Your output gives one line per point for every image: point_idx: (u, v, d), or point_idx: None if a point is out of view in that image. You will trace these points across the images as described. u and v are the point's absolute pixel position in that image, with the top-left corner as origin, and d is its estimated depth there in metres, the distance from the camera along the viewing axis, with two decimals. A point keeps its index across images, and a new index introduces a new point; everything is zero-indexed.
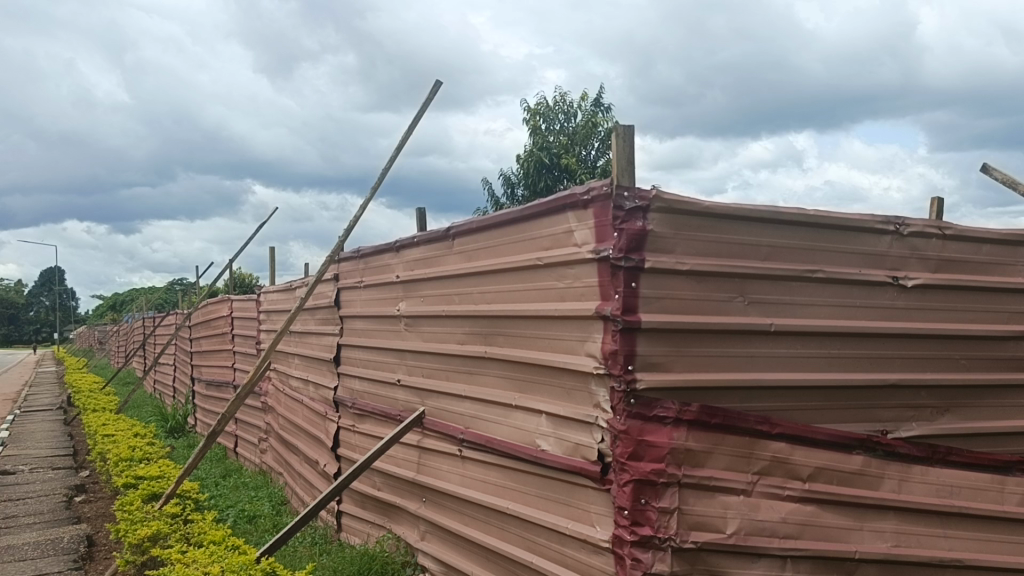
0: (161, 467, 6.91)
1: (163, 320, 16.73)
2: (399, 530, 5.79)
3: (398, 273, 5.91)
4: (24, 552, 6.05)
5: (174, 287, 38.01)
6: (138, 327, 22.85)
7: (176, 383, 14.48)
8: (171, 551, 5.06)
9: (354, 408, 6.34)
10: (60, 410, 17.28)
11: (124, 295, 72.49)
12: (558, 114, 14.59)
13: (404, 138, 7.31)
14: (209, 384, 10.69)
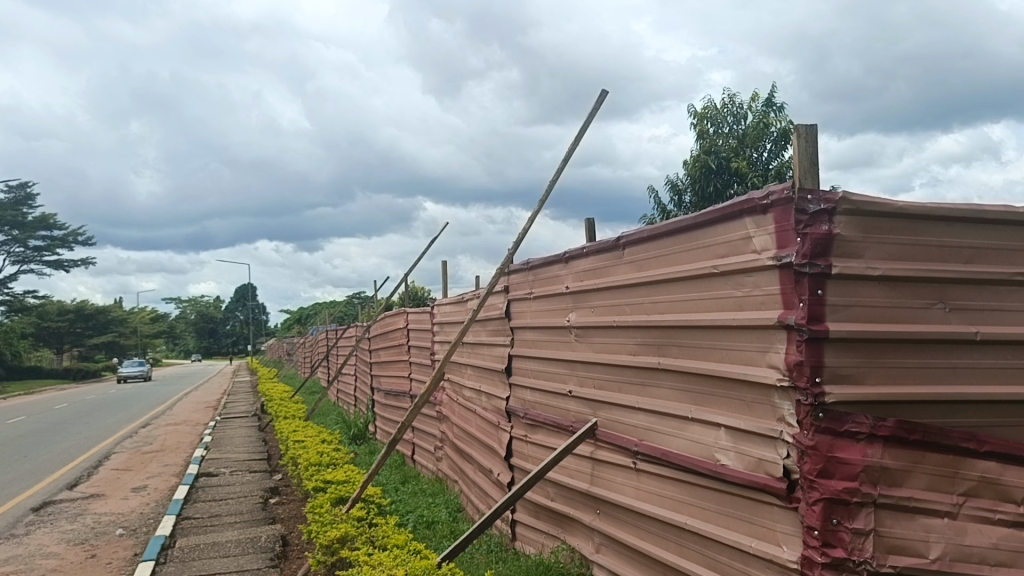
0: (347, 471, 7.28)
1: (344, 333, 17.66)
2: (574, 541, 5.77)
3: (568, 284, 5.92)
4: (227, 549, 6.54)
5: (354, 301, 40.08)
6: (323, 340, 24.25)
7: (357, 393, 15.25)
8: (359, 553, 5.30)
9: (527, 418, 6.40)
10: (255, 417, 18.64)
11: (308, 308, 77.40)
12: (726, 117, 14.20)
13: (571, 149, 7.31)
14: (388, 393, 11.16)
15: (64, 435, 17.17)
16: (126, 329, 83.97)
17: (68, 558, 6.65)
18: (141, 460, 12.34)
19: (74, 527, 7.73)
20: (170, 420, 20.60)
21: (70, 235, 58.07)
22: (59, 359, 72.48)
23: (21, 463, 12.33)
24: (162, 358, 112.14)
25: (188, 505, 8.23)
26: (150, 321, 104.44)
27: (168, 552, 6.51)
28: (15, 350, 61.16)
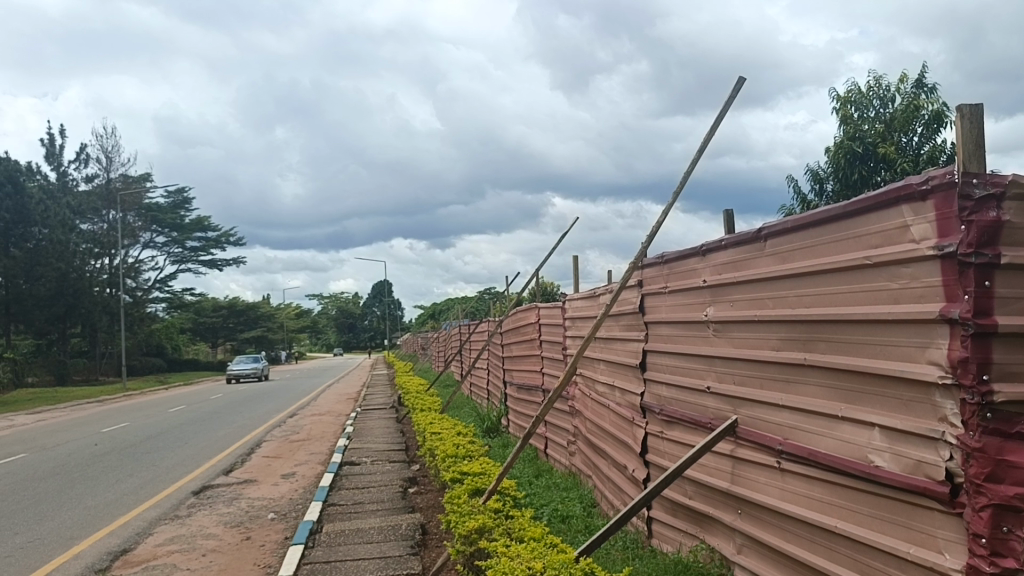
0: (483, 464, 7.40)
1: (478, 328, 17.99)
2: (713, 541, 5.64)
3: (706, 277, 5.78)
4: (371, 535, 6.79)
5: (486, 297, 40.72)
6: (456, 335, 24.82)
7: (490, 386, 15.52)
8: (497, 545, 5.37)
9: (663, 414, 6.31)
10: (393, 408, 19.28)
11: (443, 304, 79.47)
12: (872, 100, 13.52)
13: (707, 139, 7.13)
14: (521, 388, 11.28)
15: (220, 423, 18.34)
16: (274, 324, 88.71)
17: (226, 539, 7.10)
18: (289, 448, 13.00)
19: (230, 510, 8.23)
20: (316, 411, 21.63)
21: (222, 235, 61.81)
22: (212, 352, 77.98)
23: (183, 449, 13.24)
24: (304, 351, 117.99)
25: (333, 491, 8.60)
26: (297, 316, 110.14)
27: (316, 537, 6.81)
28: (175, 344, 65.88)
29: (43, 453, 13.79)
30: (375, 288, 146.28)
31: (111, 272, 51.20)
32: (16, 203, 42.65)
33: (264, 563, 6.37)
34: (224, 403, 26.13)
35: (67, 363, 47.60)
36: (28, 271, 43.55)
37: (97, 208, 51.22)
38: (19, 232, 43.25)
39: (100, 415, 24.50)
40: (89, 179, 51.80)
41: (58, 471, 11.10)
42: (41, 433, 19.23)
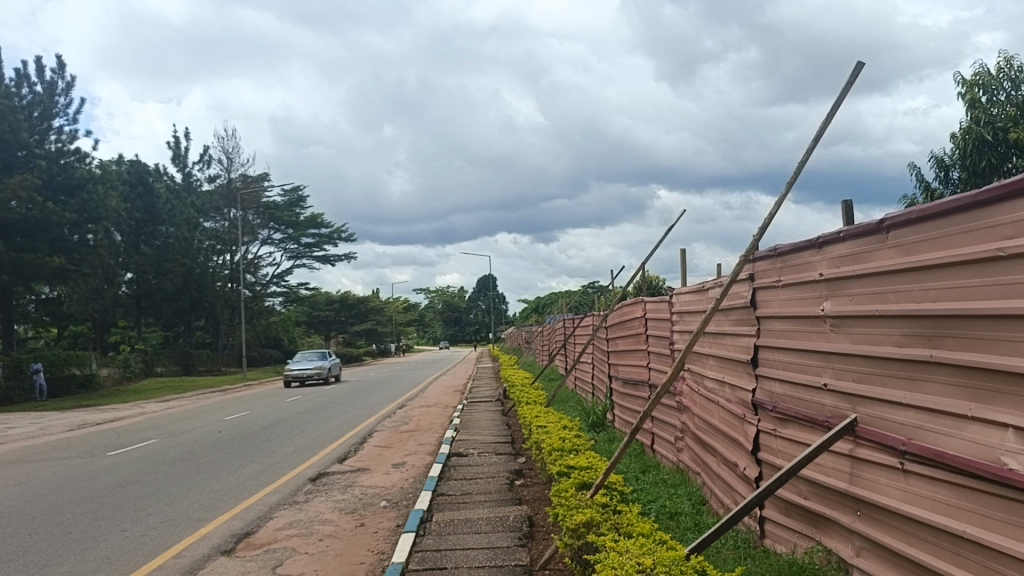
0: (589, 458, 7.40)
1: (582, 322, 17.93)
2: (830, 543, 5.46)
3: (822, 271, 5.60)
4: (479, 526, 6.90)
5: (590, 290, 40.60)
6: (561, 329, 24.85)
7: (595, 381, 15.46)
8: (605, 539, 5.36)
9: (776, 411, 6.16)
10: (499, 401, 19.50)
11: (548, 298, 79.62)
12: (1002, 82, 12.75)
13: (822, 127, 6.89)
14: (626, 382, 11.22)
15: (333, 414, 19.01)
16: (385, 317, 90.89)
17: (341, 525, 7.36)
18: (399, 438, 13.33)
19: (345, 497, 8.53)
20: (424, 402, 22.17)
21: (334, 232, 63.83)
22: (326, 345, 80.78)
23: (300, 438, 13.77)
24: (411, 344, 120.43)
25: (442, 481, 8.78)
26: (405, 310, 112.76)
27: (427, 526, 6.97)
28: (292, 337, 68.55)
29: (172, 439, 14.62)
30: (480, 283, 148.04)
31: (232, 267, 53.58)
32: (146, 202, 46.22)
33: (377, 549, 6.57)
34: (337, 394, 27.06)
35: (193, 354, 50.14)
36: (158, 267, 46.21)
37: (218, 206, 53.89)
38: (148, 231, 46.51)
39: (224, 404, 25.78)
40: (212, 180, 54.44)
41: (187, 456, 11.77)
42: (171, 419, 20.37)
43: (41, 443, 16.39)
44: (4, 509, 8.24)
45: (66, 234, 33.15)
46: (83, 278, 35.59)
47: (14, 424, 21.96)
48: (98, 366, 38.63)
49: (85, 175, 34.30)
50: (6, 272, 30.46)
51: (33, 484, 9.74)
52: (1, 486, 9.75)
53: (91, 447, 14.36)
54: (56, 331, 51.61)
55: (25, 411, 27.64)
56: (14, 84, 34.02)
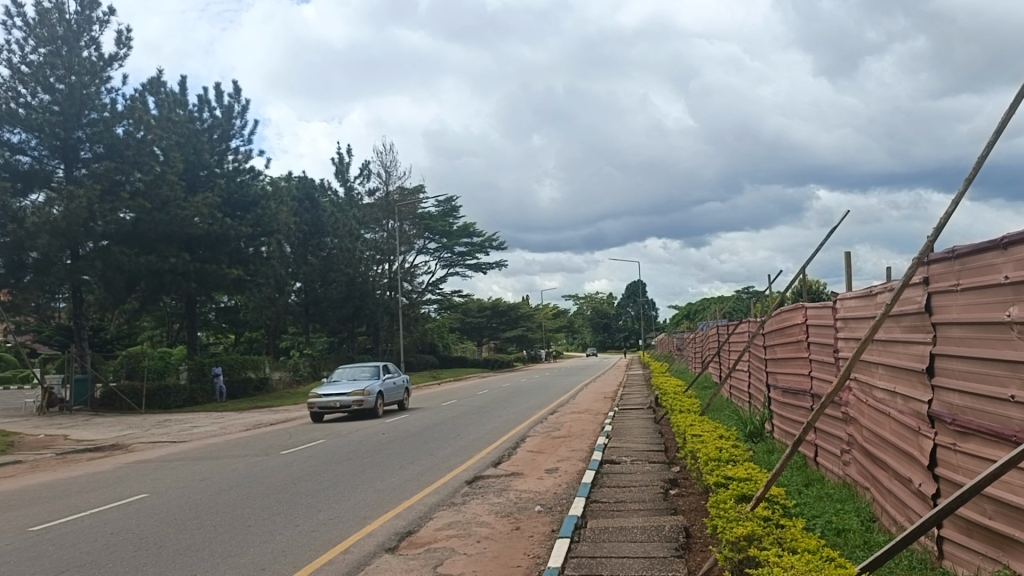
0: (748, 469, 7.17)
1: (738, 328, 17.42)
2: (1018, 568, 5.03)
3: (1006, 274, 5.17)
4: (635, 535, 6.84)
5: (744, 295, 39.49)
6: (715, 335, 24.27)
7: (752, 390, 15.00)
8: (768, 554, 5.18)
9: (954, 425, 5.75)
10: (651, 409, 19.30)
11: (700, 303, 77.94)
12: None
13: (1005, 118, 6.37)
14: (786, 392, 10.81)
15: (489, 418, 19.37)
16: (536, 323, 91.87)
17: (497, 527, 7.51)
18: (552, 444, 13.44)
19: (501, 500, 8.70)
20: (576, 408, 22.24)
21: (486, 240, 65.23)
22: (479, 350, 82.67)
23: (456, 441, 14.15)
24: (561, 350, 121.16)
25: (595, 488, 8.79)
26: (555, 316, 113.57)
27: (581, 532, 6.99)
28: (446, 342, 70.66)
29: (338, 439, 15.40)
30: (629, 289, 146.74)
31: (390, 276, 55.77)
32: (313, 216, 49.35)
33: (533, 553, 6.65)
34: (492, 399, 27.61)
35: (355, 359, 52.67)
36: (324, 276, 49.07)
37: (378, 218, 56.28)
38: (315, 242, 49.42)
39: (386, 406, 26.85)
40: (372, 193, 57.03)
41: (353, 455, 12.40)
42: (338, 421, 21.36)
43: (222, 441, 17.70)
44: (193, 502, 8.95)
45: (243, 246, 35.65)
46: (258, 286, 38.10)
47: (200, 423, 23.84)
48: (271, 369, 41.39)
49: (259, 193, 36.94)
50: (192, 282, 33.10)
51: (217, 479, 10.53)
52: (189, 480, 10.62)
53: (266, 446, 15.39)
54: (234, 336, 55.68)
55: (209, 411, 29.92)
56: (198, 110, 37.16)
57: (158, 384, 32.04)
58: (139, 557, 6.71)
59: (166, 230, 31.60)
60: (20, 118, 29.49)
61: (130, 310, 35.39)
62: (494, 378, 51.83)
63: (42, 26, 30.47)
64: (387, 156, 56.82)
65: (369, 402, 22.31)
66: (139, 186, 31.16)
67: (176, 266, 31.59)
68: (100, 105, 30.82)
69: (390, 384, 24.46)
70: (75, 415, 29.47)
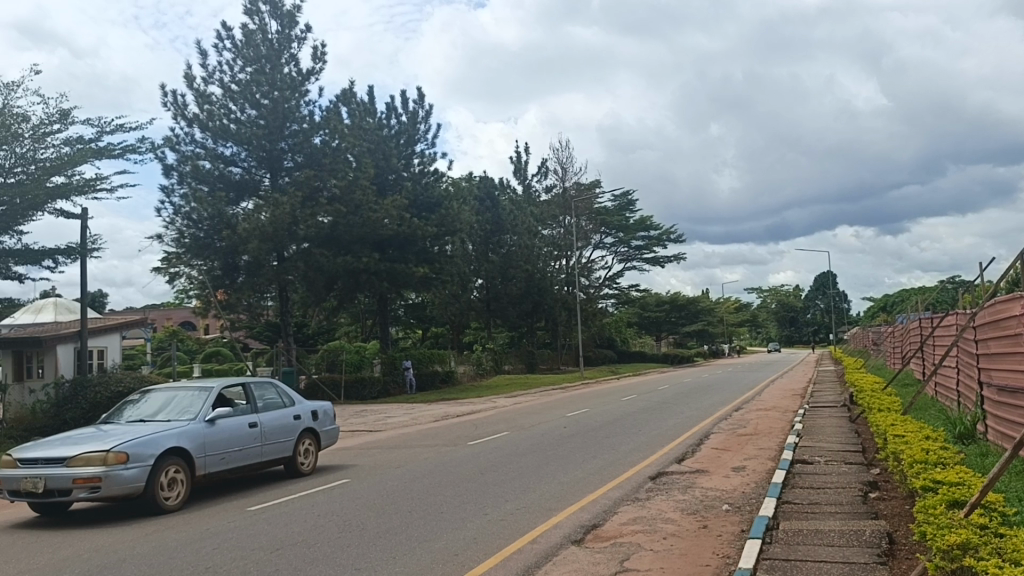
0: (960, 472, 6.63)
1: (944, 321, 16.13)
2: None
3: None
4: (832, 539, 6.51)
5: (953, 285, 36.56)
6: (916, 330, 22.64)
7: (961, 389, 13.84)
8: (986, 564, 4.76)
9: None
10: (846, 406, 18.30)
11: (899, 295, 72.87)
12: None
13: None
14: (1002, 390, 9.89)
15: (670, 414, 18.99)
16: (717, 318, 89.48)
17: (684, 525, 7.37)
18: (738, 442, 13.02)
19: (686, 498, 8.54)
20: (763, 405, 21.48)
21: (664, 234, 64.32)
22: (658, 345, 81.61)
23: (639, 436, 14.05)
24: (744, 345, 117.25)
25: (786, 489, 8.44)
26: (737, 309, 110.04)
27: (773, 533, 6.73)
28: (624, 338, 70.29)
29: (521, 432, 15.67)
30: (817, 281, 139.57)
31: (568, 272, 56.23)
32: (494, 215, 50.52)
33: (723, 552, 6.48)
34: (675, 394, 27.04)
35: (536, 354, 53.65)
36: (504, 273, 50.44)
37: (555, 214, 56.81)
38: (495, 240, 50.45)
39: (571, 401, 27.11)
40: (549, 190, 57.68)
41: (536, 448, 12.61)
42: (520, 416, 21.63)
43: (412, 432, 18.49)
44: (388, 488, 9.44)
45: (428, 246, 37.02)
46: (443, 284, 39.52)
47: (393, 414, 25.07)
48: (456, 363, 42.97)
49: (442, 194, 38.32)
50: (383, 281, 34.84)
51: (409, 468, 11.05)
52: (386, 468, 11.24)
53: (453, 437, 15.93)
54: (421, 332, 58.07)
55: (401, 403, 31.50)
56: (385, 117, 39.16)
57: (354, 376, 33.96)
58: (344, 538, 7.17)
59: (359, 233, 33.44)
60: (231, 133, 32.38)
61: (328, 307, 37.84)
62: (676, 373, 51.03)
63: (248, 47, 33.30)
64: (564, 152, 57.32)
65: (121, 483, 9.71)
66: (335, 192, 33.19)
67: (368, 265, 33.32)
68: (299, 117, 33.20)
69: (239, 428, 11.67)
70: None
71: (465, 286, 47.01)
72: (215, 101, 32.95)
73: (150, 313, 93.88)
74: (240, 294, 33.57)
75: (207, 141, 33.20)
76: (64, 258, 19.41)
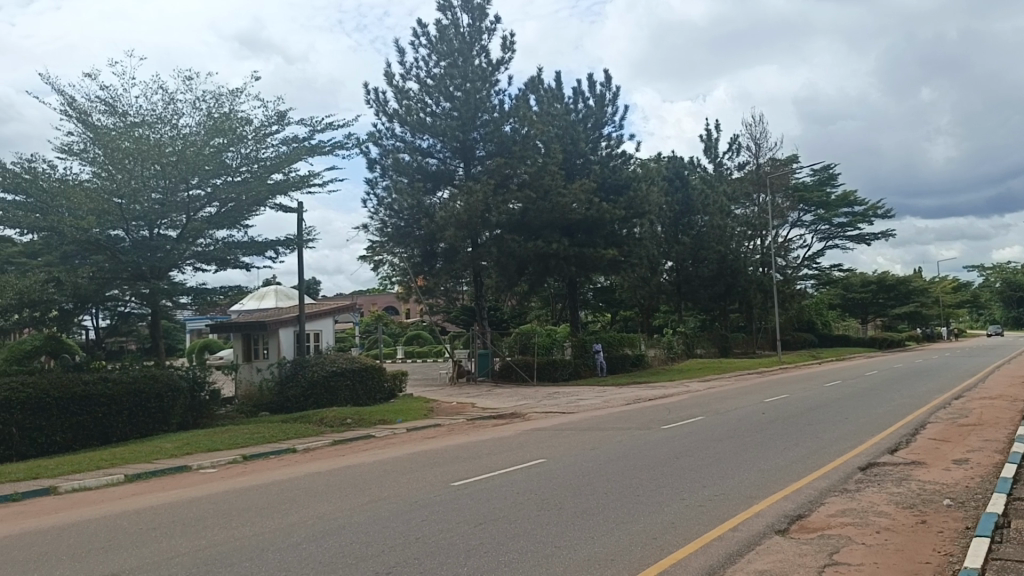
0: None
1: None
2: None
3: None
4: None
5: None
6: None
7: None
8: None
9: None
10: None
11: None
12: None
13: None
14: None
15: (879, 401, 17.90)
16: (932, 299, 82.81)
17: (899, 519, 6.92)
18: (960, 433, 12.01)
19: (900, 491, 8.01)
20: (990, 393, 19.69)
21: (869, 209, 60.38)
22: (864, 328, 76.97)
23: (847, 424, 13.33)
24: (963, 328, 107.70)
25: (1016, 484, 7.70)
26: (954, 289, 101.22)
27: (1004, 532, 6.17)
28: (825, 320, 66.81)
29: (717, 416, 15.39)
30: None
31: (764, 253, 54.12)
32: (684, 196, 49.52)
33: (944, 551, 6.02)
34: (888, 380, 25.36)
35: (729, 338, 52.38)
36: (695, 255, 49.58)
37: (749, 192, 54.80)
38: (686, 221, 49.52)
39: (773, 385, 26.14)
40: (742, 167, 55.73)
41: (735, 433, 12.30)
42: (719, 400, 21.16)
43: (607, 414, 18.70)
44: (586, 469, 9.57)
45: (617, 228, 36.99)
46: (633, 268, 39.31)
47: (586, 396, 25.44)
48: (647, 346, 42.66)
49: (631, 176, 38.07)
50: (572, 265, 35.20)
51: (603, 449, 11.14)
52: (581, 449, 11.40)
53: (648, 420, 15.94)
54: (610, 315, 58.19)
55: (594, 385, 31.74)
56: (573, 102, 39.45)
57: (547, 358, 34.75)
58: (542, 516, 7.35)
59: (549, 218, 33.92)
60: (428, 126, 33.92)
61: (520, 292, 38.84)
62: (884, 358, 48.01)
63: (442, 42, 34.61)
64: (757, 127, 55.21)
65: None
66: (525, 178, 33.85)
67: (557, 250, 33.79)
68: (490, 106, 34.08)
69: None
70: (481, 385, 33.25)
71: (655, 268, 46.52)
72: (412, 96, 34.60)
73: (359, 300, 100.54)
74: (438, 279, 35.23)
75: (406, 135, 34.94)
76: (284, 249, 21.15)
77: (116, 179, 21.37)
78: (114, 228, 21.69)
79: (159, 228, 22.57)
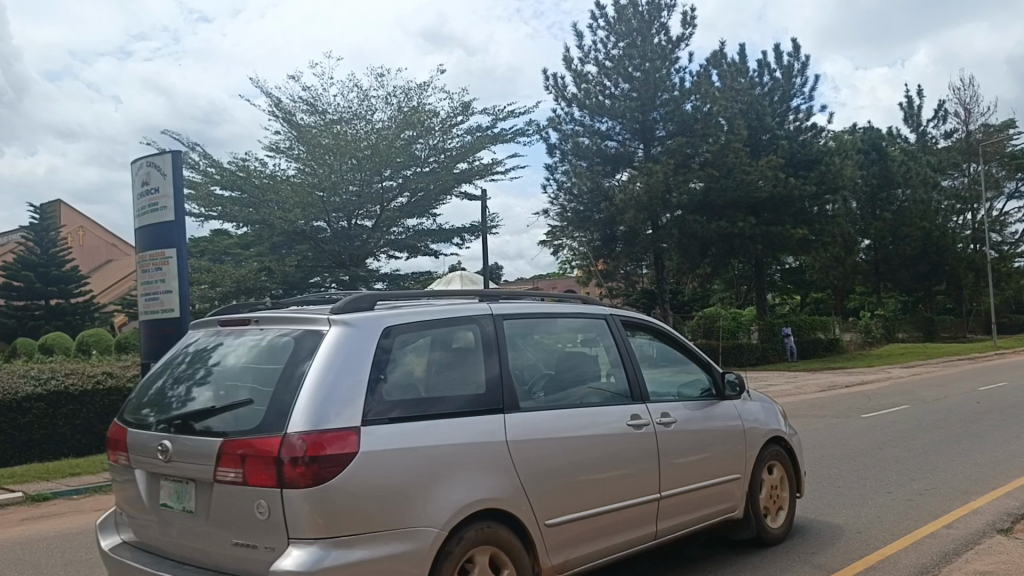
0: None
1: None
2: None
3: None
4: None
5: None
6: None
7: None
8: None
9: None
10: None
11: None
12: None
13: None
14: None
15: None
16: None
17: None
18: None
19: None
20: None
21: None
22: None
23: None
24: None
25: None
26: None
27: None
28: None
29: (927, 405, 14.38)
30: None
31: (976, 227, 49.71)
32: (882, 168, 46.39)
33: None
34: None
35: (935, 320, 48.67)
36: (895, 232, 46.40)
37: (958, 161, 50.44)
38: (885, 195, 46.41)
39: (991, 372, 24.05)
40: (949, 135, 51.38)
41: (946, 423, 11.43)
42: (931, 387, 19.73)
43: (803, 400, 17.92)
44: None
45: (807, 206, 35.28)
46: (826, 247, 37.35)
47: (778, 381, 24.55)
48: (842, 329, 40.47)
49: (822, 149, 36.11)
50: (758, 245, 33.94)
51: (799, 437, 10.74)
52: None
53: (849, 407, 15.13)
54: (799, 297, 55.70)
55: (784, 370, 30.56)
56: (758, 75, 38.00)
57: (732, 342, 33.82)
58: None
59: (734, 195, 33.00)
60: (608, 108, 33.80)
61: (703, 274, 37.97)
62: None
63: (621, 22, 34.25)
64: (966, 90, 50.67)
65: None
66: (707, 157, 32.88)
67: (742, 230, 32.75)
68: (670, 85, 33.36)
69: None
70: None
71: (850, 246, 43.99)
72: (591, 79, 34.55)
73: (541, 284, 102.36)
74: (618, 262, 35.12)
75: (585, 118, 34.98)
76: (469, 235, 21.84)
77: (317, 173, 22.88)
78: (316, 219, 23.23)
79: (356, 219, 23.88)
